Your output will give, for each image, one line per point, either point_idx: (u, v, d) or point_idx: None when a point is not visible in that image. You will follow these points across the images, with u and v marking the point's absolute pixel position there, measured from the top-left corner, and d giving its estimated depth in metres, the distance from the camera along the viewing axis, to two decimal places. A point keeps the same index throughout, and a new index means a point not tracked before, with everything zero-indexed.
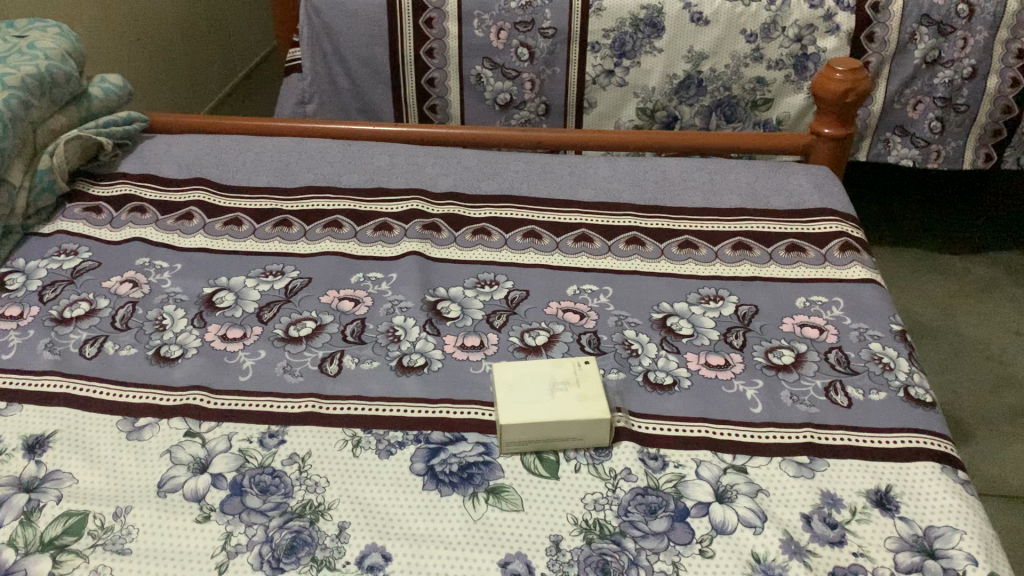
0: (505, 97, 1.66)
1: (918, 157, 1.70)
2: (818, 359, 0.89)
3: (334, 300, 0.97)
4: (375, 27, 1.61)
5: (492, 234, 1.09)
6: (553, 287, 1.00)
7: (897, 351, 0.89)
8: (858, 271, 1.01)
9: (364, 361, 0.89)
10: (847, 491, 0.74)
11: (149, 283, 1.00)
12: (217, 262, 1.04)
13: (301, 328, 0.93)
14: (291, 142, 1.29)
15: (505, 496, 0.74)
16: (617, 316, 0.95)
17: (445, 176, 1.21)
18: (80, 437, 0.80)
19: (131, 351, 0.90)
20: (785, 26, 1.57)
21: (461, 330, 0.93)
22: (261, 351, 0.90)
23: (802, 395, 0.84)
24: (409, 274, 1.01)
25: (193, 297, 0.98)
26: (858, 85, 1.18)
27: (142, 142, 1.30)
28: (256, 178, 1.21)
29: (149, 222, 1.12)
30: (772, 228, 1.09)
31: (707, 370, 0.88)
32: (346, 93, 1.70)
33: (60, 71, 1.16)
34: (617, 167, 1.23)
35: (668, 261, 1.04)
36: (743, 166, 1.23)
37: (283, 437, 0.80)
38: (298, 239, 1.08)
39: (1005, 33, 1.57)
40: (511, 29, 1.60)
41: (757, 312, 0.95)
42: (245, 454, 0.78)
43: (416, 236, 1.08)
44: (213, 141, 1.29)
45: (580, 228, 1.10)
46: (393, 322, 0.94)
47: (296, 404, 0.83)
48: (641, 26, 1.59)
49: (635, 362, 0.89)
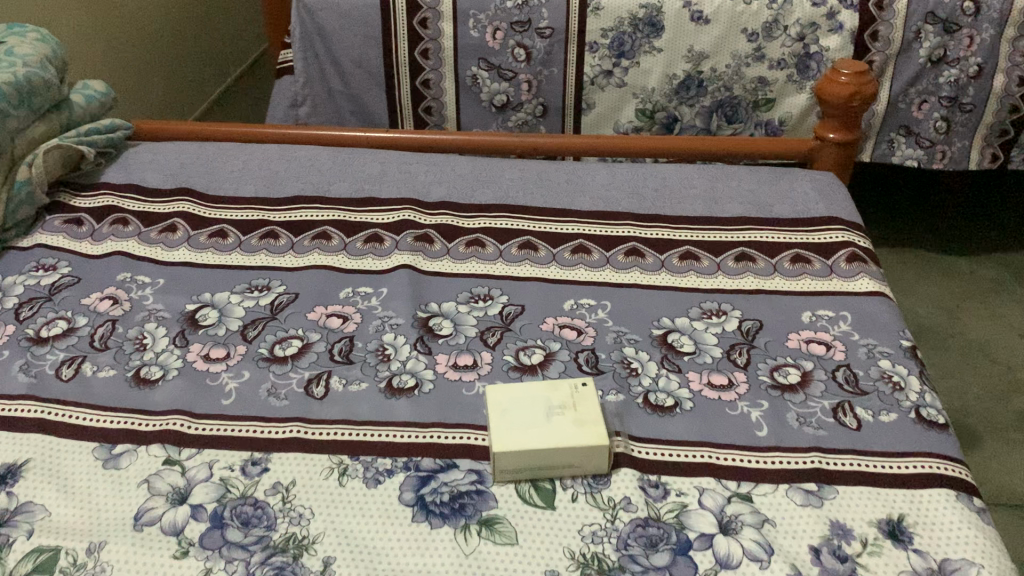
0: (502, 99, 1.63)
1: (923, 158, 1.67)
2: (825, 378, 0.85)
3: (322, 317, 0.93)
4: (369, 28, 1.58)
5: (487, 245, 1.05)
6: (550, 302, 0.96)
7: (907, 369, 0.86)
8: (866, 284, 0.97)
9: (352, 383, 0.85)
10: (858, 521, 0.71)
11: (130, 300, 0.96)
12: (201, 276, 1.00)
13: (287, 347, 0.89)
14: (281, 149, 1.25)
15: (500, 528, 0.71)
16: (616, 333, 0.91)
17: (438, 184, 1.18)
18: (54, 466, 0.77)
19: (110, 373, 0.86)
20: (787, 24, 1.54)
21: (453, 349, 0.89)
22: (245, 372, 0.86)
23: (810, 417, 0.81)
24: (400, 288, 0.97)
25: (175, 314, 0.94)
26: (864, 89, 1.13)
27: (127, 150, 1.26)
28: (243, 188, 1.16)
29: (131, 234, 1.07)
30: (775, 238, 1.05)
31: (710, 390, 0.84)
32: (340, 95, 1.67)
33: (39, 78, 1.12)
34: (615, 175, 1.19)
35: (669, 274, 1.00)
36: (746, 173, 1.19)
37: (267, 465, 0.76)
38: (285, 252, 1.04)
39: (1012, 32, 1.54)
40: (508, 29, 1.56)
41: (761, 328, 0.92)
42: (226, 483, 0.75)
43: (408, 248, 1.04)
44: (200, 149, 1.25)
45: (577, 239, 1.06)
46: (383, 340, 0.90)
47: (280, 429, 0.80)
48: (641, 26, 1.55)
49: (635, 382, 0.85)
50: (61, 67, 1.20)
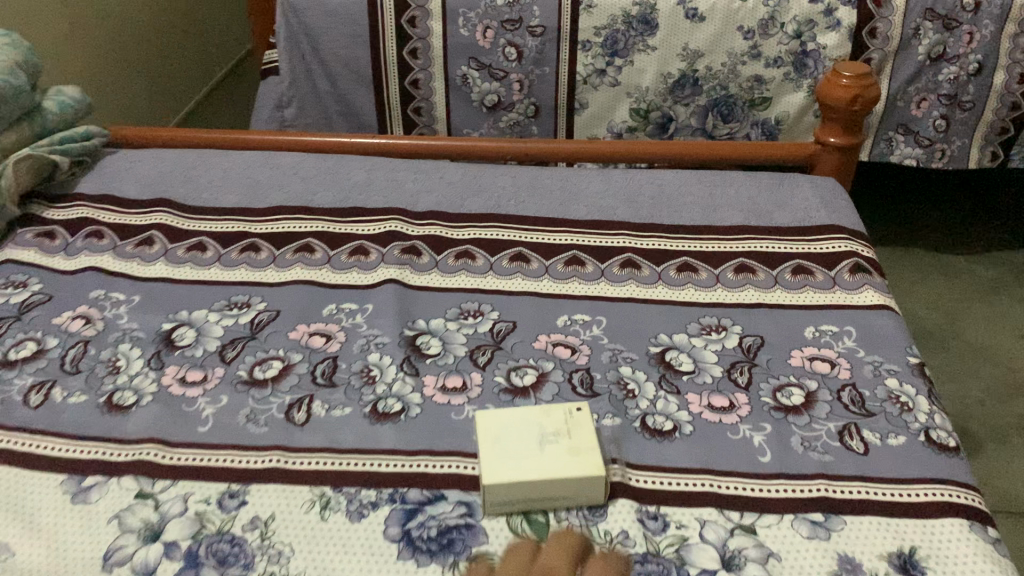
0: (493, 98, 1.59)
1: (922, 157, 1.63)
2: (830, 398, 0.82)
3: (305, 336, 0.89)
4: (356, 27, 1.54)
5: (477, 258, 1.01)
6: (543, 318, 0.92)
7: (915, 388, 0.82)
8: (871, 296, 0.94)
9: (335, 408, 0.81)
10: (867, 555, 0.67)
11: (103, 319, 0.92)
12: (178, 293, 0.96)
13: (267, 369, 0.85)
14: (264, 156, 1.21)
15: (491, 566, 0.67)
16: (612, 351, 0.88)
17: (427, 193, 1.14)
18: (20, 501, 0.72)
19: (81, 398, 0.82)
20: (784, 21, 1.50)
21: (442, 370, 0.85)
22: (222, 397, 0.82)
23: (815, 441, 0.77)
24: (386, 304, 0.93)
25: (151, 334, 0.90)
26: (866, 92, 1.10)
27: (104, 158, 1.21)
28: (224, 198, 1.12)
29: (106, 248, 1.03)
30: (776, 248, 1.02)
31: (710, 413, 0.80)
32: (327, 96, 1.62)
33: (7, 85, 1.07)
34: (610, 182, 1.15)
35: (667, 287, 0.97)
36: (744, 179, 1.15)
37: (245, 498, 0.72)
38: (266, 267, 1.00)
39: (1012, 28, 1.50)
40: (499, 28, 1.52)
41: (763, 345, 0.88)
42: (202, 518, 0.71)
43: (394, 261, 1.00)
44: (179, 157, 1.21)
45: (571, 251, 1.02)
46: (368, 360, 0.86)
47: (259, 458, 0.76)
48: (634, 23, 1.51)
49: (632, 405, 0.81)
50: (32, 73, 1.15)
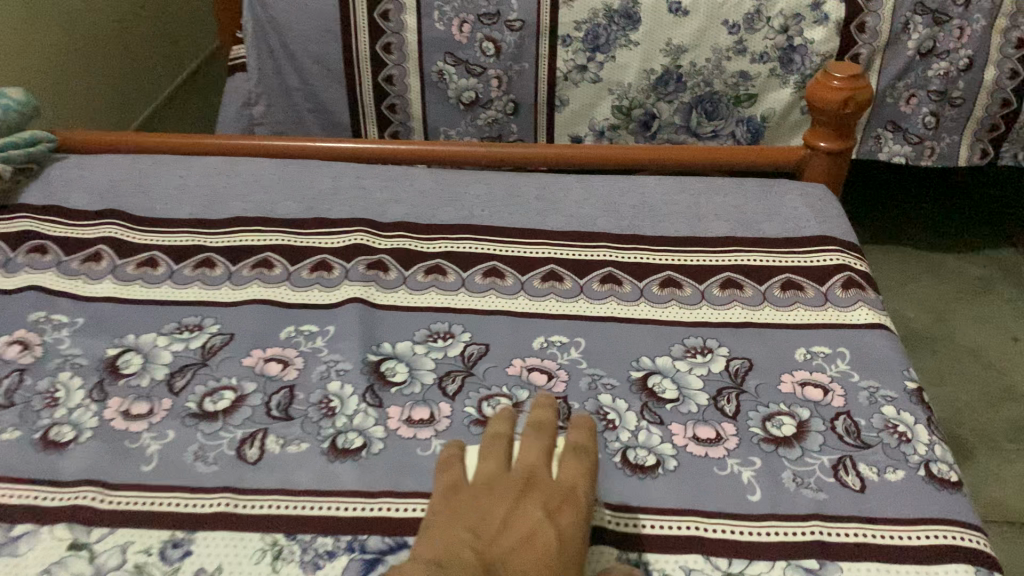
0: (470, 95, 1.52)
1: (911, 154, 1.58)
2: (823, 429, 0.76)
3: (260, 363, 0.83)
4: (326, 21, 1.46)
5: (448, 273, 0.95)
6: (517, 340, 0.86)
7: (914, 417, 0.77)
8: (865, 314, 0.88)
9: (291, 444, 0.75)
10: None
11: (42, 344, 0.85)
12: (126, 315, 0.89)
13: (218, 401, 0.79)
14: (224, 163, 1.14)
15: None
16: (591, 377, 0.82)
17: (396, 202, 1.07)
18: None
19: (13, 435, 0.76)
20: (770, 16, 1.44)
21: (407, 400, 0.79)
22: (169, 433, 0.76)
23: (808, 477, 0.72)
24: (349, 326, 0.87)
25: (94, 361, 0.83)
26: (859, 94, 1.04)
27: (52, 165, 1.14)
28: (179, 209, 1.05)
29: (50, 265, 0.96)
30: (765, 262, 0.96)
31: (696, 446, 0.75)
32: (296, 93, 1.55)
33: None
34: (590, 190, 1.09)
35: (650, 305, 0.91)
36: (731, 186, 1.09)
37: (189, 547, 0.66)
38: (221, 284, 0.93)
39: (1003, 22, 1.45)
40: (475, 22, 1.45)
41: (751, 368, 0.83)
42: (141, 571, 0.65)
43: (359, 278, 0.94)
44: (133, 164, 1.14)
45: (548, 265, 0.96)
46: (328, 390, 0.80)
47: (206, 501, 0.70)
48: (615, 18, 1.45)
49: (612, 437, 0.76)
50: None
